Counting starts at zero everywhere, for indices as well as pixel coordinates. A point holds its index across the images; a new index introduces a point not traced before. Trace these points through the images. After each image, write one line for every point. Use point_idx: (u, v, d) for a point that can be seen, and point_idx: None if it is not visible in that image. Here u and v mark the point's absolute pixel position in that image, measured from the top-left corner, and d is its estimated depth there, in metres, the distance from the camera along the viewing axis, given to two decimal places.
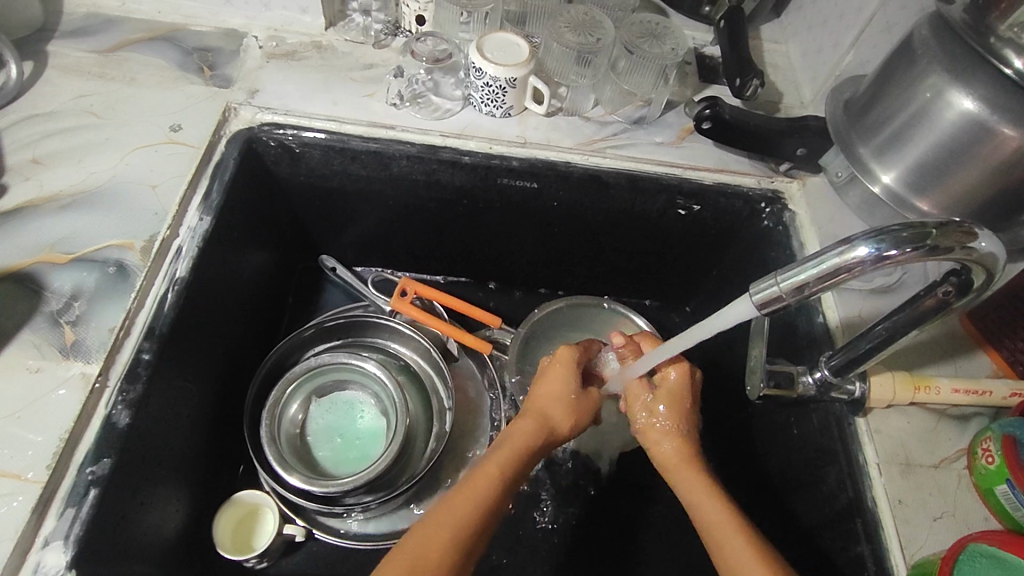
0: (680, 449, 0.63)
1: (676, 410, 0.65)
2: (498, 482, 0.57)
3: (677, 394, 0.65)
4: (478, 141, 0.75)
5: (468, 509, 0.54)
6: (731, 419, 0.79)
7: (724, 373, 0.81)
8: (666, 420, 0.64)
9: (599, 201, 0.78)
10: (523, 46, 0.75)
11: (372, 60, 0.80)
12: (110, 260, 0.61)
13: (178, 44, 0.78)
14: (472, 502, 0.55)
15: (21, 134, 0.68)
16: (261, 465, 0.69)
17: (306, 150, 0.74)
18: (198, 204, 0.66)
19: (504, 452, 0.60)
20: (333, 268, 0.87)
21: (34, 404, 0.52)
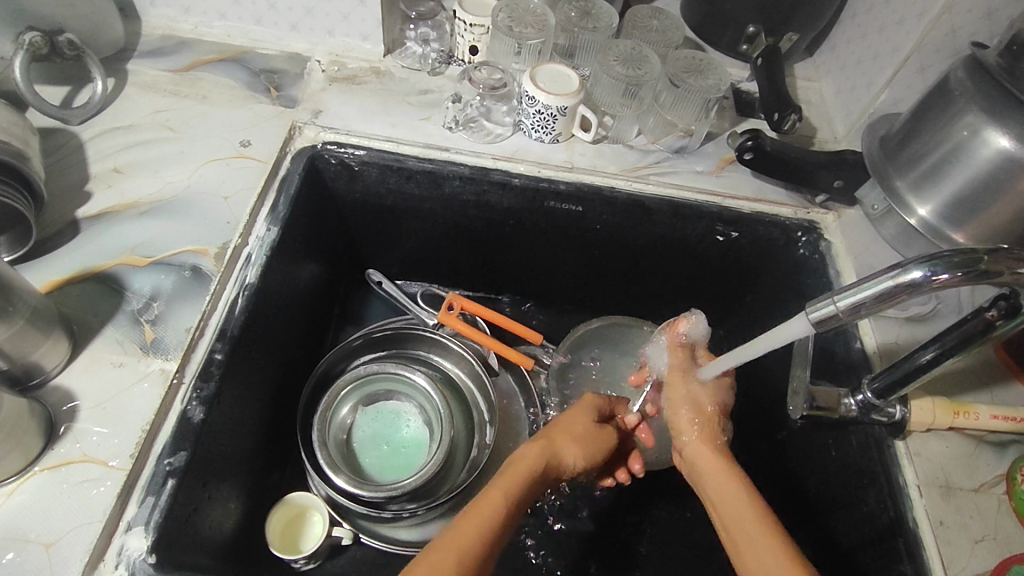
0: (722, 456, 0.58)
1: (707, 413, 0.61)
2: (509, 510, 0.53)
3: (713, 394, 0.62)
4: (527, 165, 0.79)
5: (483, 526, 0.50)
6: (762, 444, 0.81)
7: (757, 398, 0.83)
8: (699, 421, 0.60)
9: (641, 225, 0.81)
10: (574, 77, 0.79)
11: (427, 87, 0.85)
12: (186, 264, 0.64)
13: (246, 66, 0.83)
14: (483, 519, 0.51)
15: (104, 145, 0.72)
16: (312, 467, 0.72)
17: (364, 169, 0.78)
18: (266, 215, 0.69)
19: (509, 480, 0.55)
20: (379, 282, 0.90)
21: (119, 395, 0.55)
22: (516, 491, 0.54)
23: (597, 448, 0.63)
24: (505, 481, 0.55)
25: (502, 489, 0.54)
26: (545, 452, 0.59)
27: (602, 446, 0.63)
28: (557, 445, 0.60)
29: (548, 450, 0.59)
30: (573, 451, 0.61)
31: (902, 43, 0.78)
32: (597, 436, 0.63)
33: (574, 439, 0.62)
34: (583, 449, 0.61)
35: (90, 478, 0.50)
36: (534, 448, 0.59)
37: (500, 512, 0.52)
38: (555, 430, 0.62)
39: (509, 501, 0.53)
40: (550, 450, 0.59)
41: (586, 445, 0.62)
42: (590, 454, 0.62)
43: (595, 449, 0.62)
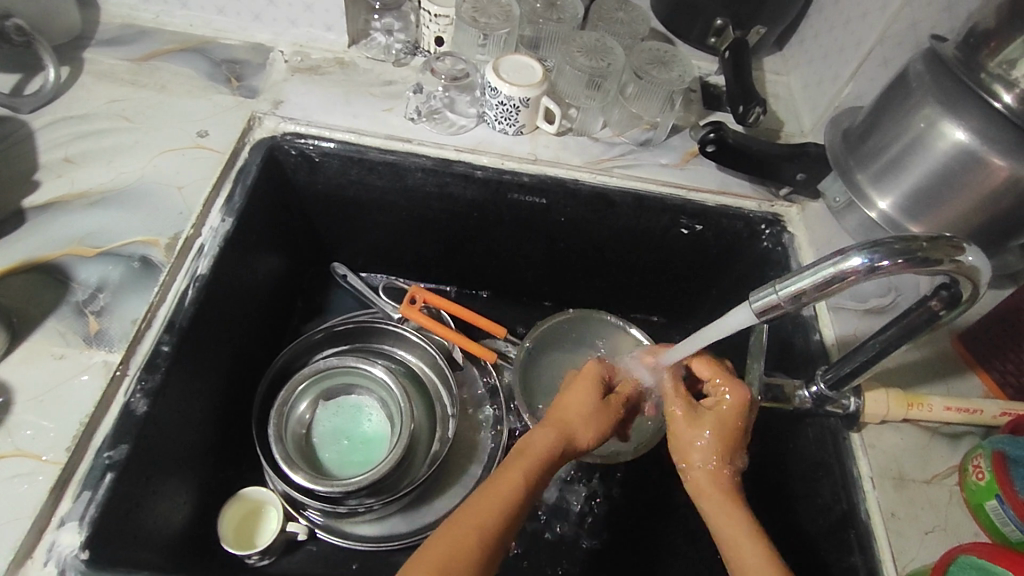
0: (718, 484, 0.54)
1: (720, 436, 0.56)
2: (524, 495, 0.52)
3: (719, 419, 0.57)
4: (490, 157, 0.79)
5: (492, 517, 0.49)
6: None
7: None
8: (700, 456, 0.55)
9: (606, 218, 0.81)
10: (537, 68, 0.79)
11: (391, 78, 0.84)
12: (136, 255, 0.63)
13: (207, 56, 0.83)
14: (495, 509, 0.50)
15: (56, 134, 0.71)
16: (267, 462, 0.70)
17: (325, 160, 0.78)
18: (221, 206, 0.68)
19: (524, 463, 0.53)
20: (344, 275, 0.90)
21: (58, 387, 0.54)
22: (532, 478, 0.53)
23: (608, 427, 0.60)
24: (519, 466, 0.53)
25: (517, 474, 0.52)
26: (559, 433, 0.56)
27: (613, 420, 0.60)
28: (572, 427, 0.58)
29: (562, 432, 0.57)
30: (585, 430, 0.58)
31: (865, 36, 0.78)
32: (608, 415, 0.60)
33: (588, 418, 0.59)
34: (592, 427, 0.58)
35: (22, 473, 0.49)
36: (546, 436, 0.56)
37: (508, 504, 0.51)
38: (564, 411, 0.59)
39: (521, 493, 0.52)
40: (566, 434, 0.57)
41: (597, 422, 0.59)
42: (599, 432, 0.59)
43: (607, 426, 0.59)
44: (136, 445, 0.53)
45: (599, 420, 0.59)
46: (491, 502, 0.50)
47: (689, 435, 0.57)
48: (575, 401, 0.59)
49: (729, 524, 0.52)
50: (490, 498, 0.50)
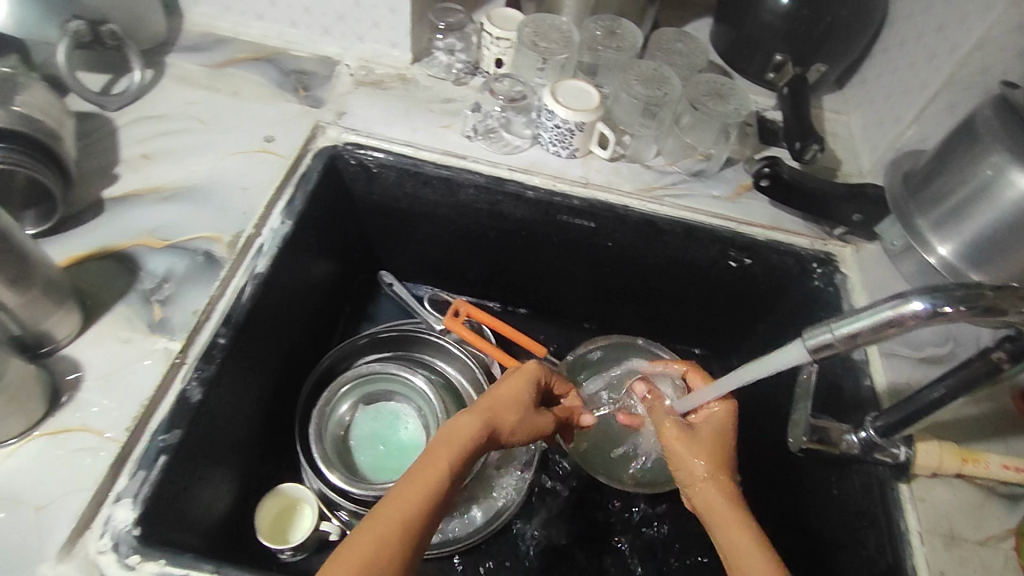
0: (722, 491, 0.55)
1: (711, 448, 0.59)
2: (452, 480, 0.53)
3: (712, 434, 0.60)
4: (542, 178, 0.80)
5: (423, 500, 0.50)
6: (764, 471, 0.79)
7: (759, 425, 0.81)
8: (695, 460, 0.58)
9: (653, 246, 0.81)
10: (593, 93, 0.80)
11: (450, 96, 0.87)
12: (200, 249, 0.65)
13: (278, 66, 0.87)
14: (421, 494, 0.50)
15: (136, 132, 0.75)
16: (306, 460, 0.72)
17: (382, 171, 0.80)
18: (282, 209, 0.71)
19: (450, 450, 0.54)
20: (391, 284, 0.92)
21: (121, 369, 0.55)
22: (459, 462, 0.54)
23: (535, 428, 0.62)
24: (442, 452, 0.54)
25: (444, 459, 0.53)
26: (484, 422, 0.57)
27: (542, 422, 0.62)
28: (497, 416, 0.58)
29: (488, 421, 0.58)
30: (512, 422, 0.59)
31: (932, 79, 0.77)
32: (534, 415, 0.62)
33: (514, 406, 0.60)
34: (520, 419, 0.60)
35: (85, 447, 0.51)
36: (479, 425, 0.57)
37: (441, 482, 0.52)
38: (495, 400, 0.60)
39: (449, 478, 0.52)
40: (492, 424, 0.58)
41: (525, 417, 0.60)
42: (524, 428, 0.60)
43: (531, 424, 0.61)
44: (191, 427, 0.55)
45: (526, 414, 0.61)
46: (418, 487, 0.51)
47: (688, 449, 0.58)
48: (504, 392, 0.60)
49: (733, 525, 0.52)
50: (414, 485, 0.51)
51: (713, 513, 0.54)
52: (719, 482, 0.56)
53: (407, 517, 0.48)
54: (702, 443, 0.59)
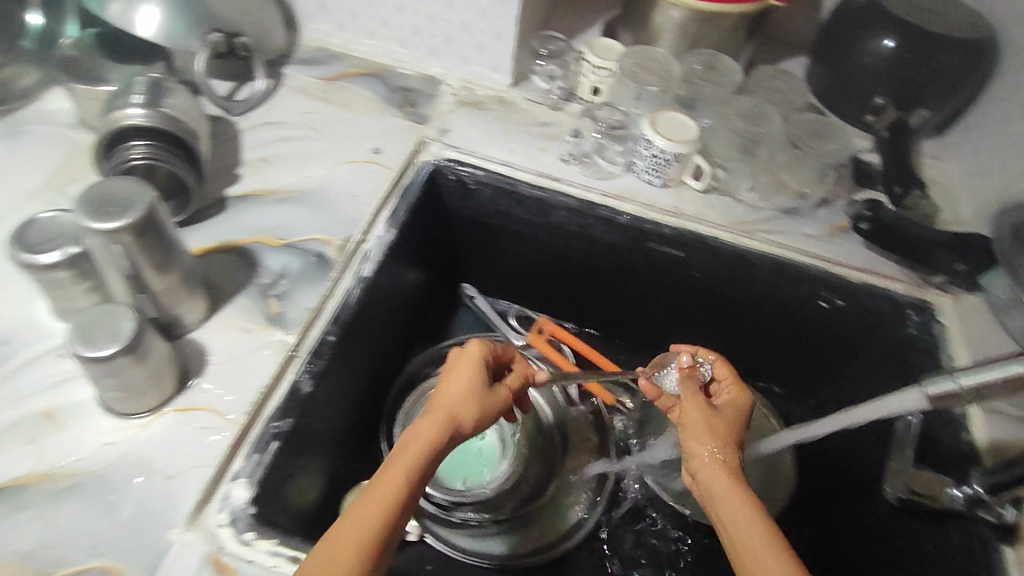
0: (730, 476, 0.52)
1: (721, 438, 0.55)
2: (418, 475, 0.48)
3: (724, 418, 0.58)
4: (635, 205, 0.82)
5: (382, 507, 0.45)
6: (820, 514, 0.77)
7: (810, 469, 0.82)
8: (709, 447, 0.54)
9: (743, 280, 0.81)
10: (693, 126, 0.81)
11: (547, 120, 0.90)
12: (313, 250, 0.69)
13: (385, 83, 0.91)
14: (378, 506, 0.45)
15: (257, 138, 0.80)
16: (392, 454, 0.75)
17: (479, 188, 0.83)
18: (387, 218, 0.74)
19: (405, 452, 0.48)
20: (472, 297, 0.95)
21: (242, 357, 0.59)
22: (419, 459, 0.48)
23: (494, 412, 0.55)
24: (398, 456, 0.48)
25: (403, 460, 0.48)
26: (440, 417, 0.51)
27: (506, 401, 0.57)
28: (450, 406, 0.52)
29: (445, 414, 0.52)
30: (467, 407, 0.53)
31: None
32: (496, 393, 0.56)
33: (461, 392, 0.53)
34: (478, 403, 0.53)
35: (209, 426, 0.54)
36: (432, 426, 0.50)
37: (400, 487, 0.46)
38: (439, 400, 0.53)
39: (408, 477, 0.47)
40: (450, 417, 0.52)
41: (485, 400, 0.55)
42: (486, 410, 0.54)
43: (494, 403, 0.56)
44: (304, 414, 0.58)
45: (475, 402, 0.53)
46: (372, 495, 0.45)
47: (700, 432, 0.56)
48: (448, 385, 0.54)
49: (739, 513, 0.49)
50: (370, 496, 0.45)
51: (718, 497, 0.51)
52: (730, 467, 0.53)
53: (368, 536, 0.43)
54: (716, 424, 0.57)
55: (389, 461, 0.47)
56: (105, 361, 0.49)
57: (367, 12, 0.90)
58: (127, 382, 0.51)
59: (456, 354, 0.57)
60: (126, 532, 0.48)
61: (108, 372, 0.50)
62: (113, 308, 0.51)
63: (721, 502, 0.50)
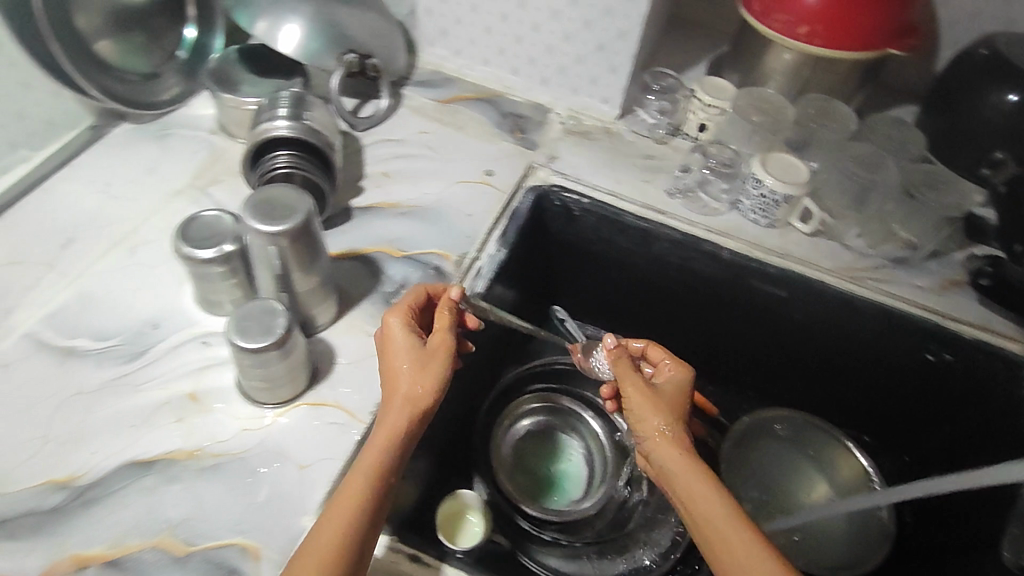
0: (679, 451, 0.56)
1: (665, 414, 0.59)
2: (393, 459, 0.51)
3: (664, 397, 0.61)
4: (739, 242, 0.83)
5: (360, 502, 0.47)
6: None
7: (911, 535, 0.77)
8: (659, 429, 0.58)
9: (846, 325, 0.80)
10: (804, 169, 0.81)
11: (652, 152, 0.92)
12: (431, 263, 0.73)
13: (497, 108, 0.95)
14: (350, 503, 0.47)
15: (379, 153, 0.85)
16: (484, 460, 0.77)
17: (583, 215, 0.85)
18: (498, 238, 0.77)
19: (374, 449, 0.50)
20: (562, 319, 0.96)
21: (367, 358, 0.62)
22: (387, 446, 0.51)
23: (440, 366, 0.56)
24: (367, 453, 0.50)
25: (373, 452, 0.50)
26: (401, 405, 0.53)
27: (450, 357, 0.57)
28: (402, 390, 0.54)
29: (402, 399, 0.53)
30: (412, 380, 0.54)
31: None
32: (429, 354, 0.56)
33: (415, 368, 0.55)
34: (426, 376, 0.54)
35: (338, 422, 0.57)
36: (393, 408, 0.53)
37: (378, 466, 0.50)
38: (388, 387, 0.55)
39: (377, 465, 0.50)
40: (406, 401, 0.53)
41: (429, 366, 0.55)
42: (430, 375, 0.55)
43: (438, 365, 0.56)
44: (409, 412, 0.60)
45: (427, 374, 0.55)
46: (348, 495, 0.48)
47: (647, 413, 0.59)
48: (393, 365, 0.56)
49: (696, 487, 0.53)
50: (346, 497, 0.48)
51: (674, 475, 0.55)
52: (676, 441, 0.57)
53: (353, 519, 0.47)
54: (658, 402, 0.60)
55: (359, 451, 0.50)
56: (257, 353, 0.52)
57: (485, 40, 0.94)
58: (270, 373, 0.54)
59: (383, 325, 0.58)
60: (264, 513, 0.52)
61: (257, 363, 0.53)
62: (266, 305, 0.54)
63: (677, 474, 0.55)
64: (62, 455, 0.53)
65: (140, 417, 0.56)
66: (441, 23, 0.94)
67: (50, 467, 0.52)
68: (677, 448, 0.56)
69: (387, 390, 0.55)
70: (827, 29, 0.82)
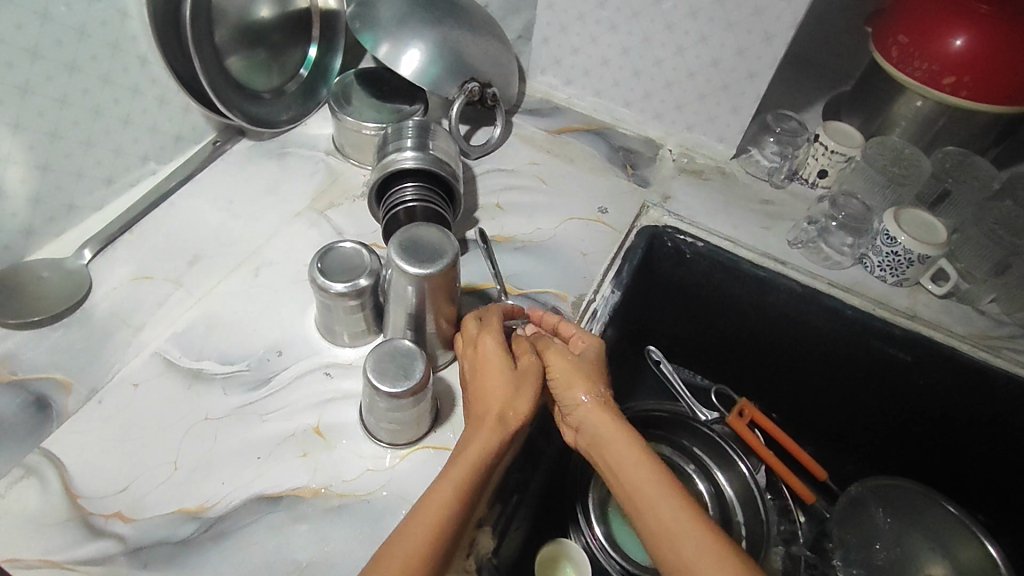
0: (606, 418, 0.56)
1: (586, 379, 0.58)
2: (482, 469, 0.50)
3: (588, 362, 0.59)
4: (863, 300, 0.78)
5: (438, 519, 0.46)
6: None
7: None
8: (581, 395, 0.57)
9: (976, 398, 0.75)
10: (942, 228, 0.77)
11: (768, 197, 0.88)
12: (548, 304, 0.71)
13: (608, 141, 0.92)
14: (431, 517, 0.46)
15: (491, 183, 0.84)
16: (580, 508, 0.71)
17: (695, 259, 0.82)
18: (611, 279, 0.75)
19: (463, 462, 0.49)
20: (658, 361, 0.85)
21: None
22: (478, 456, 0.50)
23: (535, 380, 0.56)
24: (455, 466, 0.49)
25: (461, 466, 0.49)
26: (493, 422, 0.52)
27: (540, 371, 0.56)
28: (493, 401, 0.54)
29: (496, 409, 0.53)
30: (504, 394, 0.54)
31: None
32: (523, 370, 0.56)
33: (509, 384, 0.54)
34: (523, 390, 0.54)
35: None
36: (487, 421, 0.52)
37: (469, 476, 0.49)
38: (482, 403, 0.54)
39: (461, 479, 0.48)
40: (497, 411, 0.53)
41: (521, 380, 0.55)
42: (528, 387, 0.55)
43: (530, 380, 0.55)
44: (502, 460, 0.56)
45: (523, 397, 0.54)
46: (431, 505, 0.47)
47: (571, 380, 0.57)
48: (487, 381, 0.55)
49: (624, 453, 0.53)
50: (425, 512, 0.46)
51: (603, 441, 0.55)
52: (600, 407, 0.56)
53: (429, 542, 0.45)
54: (580, 369, 0.58)
55: (457, 459, 0.49)
56: (392, 399, 0.50)
57: (601, 71, 0.92)
58: (400, 418, 0.53)
59: (478, 342, 0.57)
60: None
61: (391, 407, 0.51)
62: (405, 346, 0.53)
63: (608, 443, 0.55)
64: (189, 484, 0.52)
65: (266, 449, 0.55)
66: (557, 52, 0.93)
67: (179, 497, 0.51)
68: (606, 413, 0.56)
69: (479, 404, 0.54)
70: (976, 80, 0.75)
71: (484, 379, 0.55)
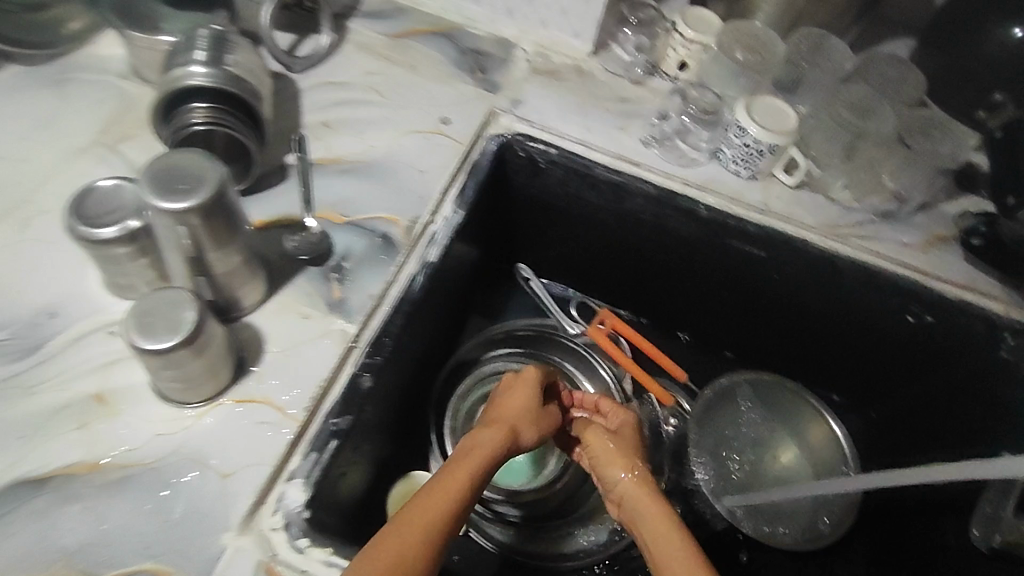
0: (642, 488, 0.57)
1: (623, 452, 0.61)
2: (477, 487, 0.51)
3: (626, 438, 0.64)
4: (719, 197, 0.75)
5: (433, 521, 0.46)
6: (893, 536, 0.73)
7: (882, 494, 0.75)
8: (623, 470, 0.59)
9: (825, 287, 0.75)
10: (792, 115, 0.73)
11: (626, 94, 0.82)
12: (378, 231, 0.64)
13: (455, 43, 0.83)
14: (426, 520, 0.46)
15: (319, 99, 0.75)
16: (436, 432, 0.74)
17: (550, 167, 0.77)
18: (454, 198, 0.69)
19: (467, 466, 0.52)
20: (527, 279, 0.90)
21: (302, 346, 0.55)
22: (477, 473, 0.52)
23: (550, 421, 0.63)
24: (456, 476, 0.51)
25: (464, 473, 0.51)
26: (502, 431, 0.58)
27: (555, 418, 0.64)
28: (515, 423, 0.60)
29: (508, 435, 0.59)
30: (525, 426, 0.61)
31: None
32: (545, 411, 0.64)
33: (528, 418, 0.61)
34: (536, 422, 0.62)
35: (267, 421, 0.51)
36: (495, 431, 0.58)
37: (471, 481, 0.51)
38: (500, 410, 0.62)
39: (463, 494, 0.49)
40: (511, 434, 0.59)
41: (535, 417, 0.62)
42: (542, 426, 0.62)
43: (546, 418, 0.63)
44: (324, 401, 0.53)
45: (536, 425, 0.62)
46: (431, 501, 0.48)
47: (613, 460, 0.60)
48: (509, 395, 0.63)
49: (655, 522, 0.52)
50: (423, 509, 0.47)
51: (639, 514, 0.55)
52: (643, 483, 0.57)
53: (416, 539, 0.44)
54: (624, 451, 0.61)
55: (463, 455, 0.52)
56: (163, 355, 0.45)
57: None
58: (185, 373, 0.47)
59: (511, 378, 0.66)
60: (181, 531, 0.46)
61: (166, 365, 0.46)
62: (170, 294, 0.46)
63: (636, 512, 0.55)
64: None
65: (37, 425, 0.50)
66: None
67: None
68: (645, 488, 0.56)
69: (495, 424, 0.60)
70: None
71: (503, 404, 0.63)
